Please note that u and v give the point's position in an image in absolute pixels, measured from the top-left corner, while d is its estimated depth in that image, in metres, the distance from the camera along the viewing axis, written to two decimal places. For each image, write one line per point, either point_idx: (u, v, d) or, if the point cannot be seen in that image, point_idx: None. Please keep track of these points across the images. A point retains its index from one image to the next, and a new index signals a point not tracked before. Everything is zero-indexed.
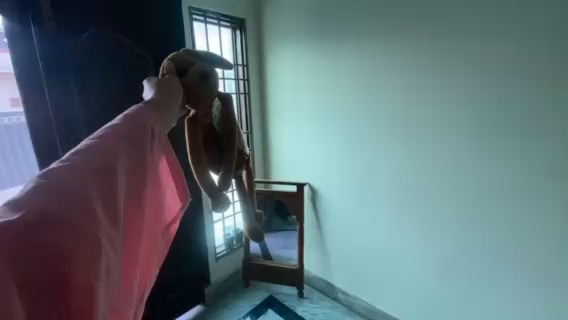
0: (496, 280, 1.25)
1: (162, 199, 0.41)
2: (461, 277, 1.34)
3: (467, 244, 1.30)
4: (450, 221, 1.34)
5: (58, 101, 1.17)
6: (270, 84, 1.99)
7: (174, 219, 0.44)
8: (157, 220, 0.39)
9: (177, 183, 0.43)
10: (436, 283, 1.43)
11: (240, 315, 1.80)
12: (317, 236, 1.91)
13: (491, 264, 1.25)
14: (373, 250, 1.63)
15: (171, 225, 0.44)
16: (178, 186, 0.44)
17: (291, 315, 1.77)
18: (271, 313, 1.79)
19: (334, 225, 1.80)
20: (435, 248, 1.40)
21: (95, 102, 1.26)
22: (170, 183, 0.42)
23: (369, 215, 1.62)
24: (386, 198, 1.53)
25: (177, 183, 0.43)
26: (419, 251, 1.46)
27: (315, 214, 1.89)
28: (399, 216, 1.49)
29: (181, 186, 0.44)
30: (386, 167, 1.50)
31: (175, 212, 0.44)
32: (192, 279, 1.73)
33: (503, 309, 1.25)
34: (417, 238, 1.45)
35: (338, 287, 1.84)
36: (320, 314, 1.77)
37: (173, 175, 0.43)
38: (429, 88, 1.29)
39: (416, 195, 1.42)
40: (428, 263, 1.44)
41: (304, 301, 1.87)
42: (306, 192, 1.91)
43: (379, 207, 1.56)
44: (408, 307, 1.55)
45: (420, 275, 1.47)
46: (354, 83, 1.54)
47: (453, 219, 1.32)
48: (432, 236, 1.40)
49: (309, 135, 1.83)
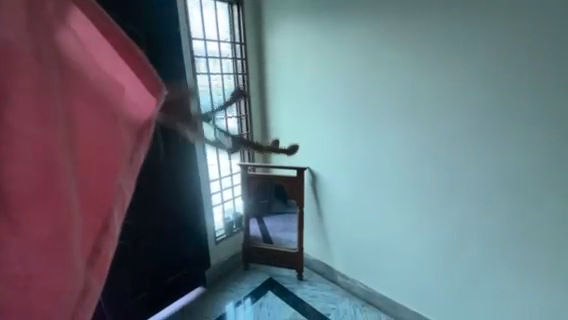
0: (499, 265, 1.24)
1: (108, 98, 0.27)
2: (465, 262, 1.33)
3: (471, 230, 1.28)
4: (452, 206, 1.31)
5: None
6: (269, 64, 1.89)
7: (144, 125, 0.31)
8: (96, 132, 0.26)
9: (133, 68, 0.29)
10: (438, 268, 1.42)
11: (240, 297, 1.81)
12: (317, 221, 1.90)
13: (494, 248, 1.24)
14: (374, 235, 1.62)
15: (142, 131, 0.31)
16: (136, 70, 0.29)
17: (290, 297, 1.78)
18: (271, 294, 1.81)
19: (335, 210, 1.79)
20: (435, 234, 1.39)
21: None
22: (120, 67, 0.28)
23: (370, 200, 1.59)
24: (389, 184, 1.49)
25: (133, 66, 0.29)
26: (421, 237, 1.44)
27: (315, 199, 1.88)
28: (400, 202, 1.47)
29: (141, 71, 0.30)
30: (389, 153, 1.46)
31: (145, 111, 0.31)
32: (191, 260, 1.78)
33: (502, 292, 1.25)
34: (419, 223, 1.44)
35: (338, 270, 1.85)
36: (319, 296, 1.78)
37: (122, 54, 0.28)
38: (432, 71, 1.26)
39: (416, 181, 1.39)
40: (431, 249, 1.42)
41: (304, 285, 1.87)
42: (306, 177, 1.88)
43: (380, 193, 1.54)
44: (410, 292, 1.54)
45: (423, 260, 1.46)
46: (355, 66, 1.49)
47: (457, 205, 1.30)
48: (435, 221, 1.38)
49: (309, 118, 1.77)
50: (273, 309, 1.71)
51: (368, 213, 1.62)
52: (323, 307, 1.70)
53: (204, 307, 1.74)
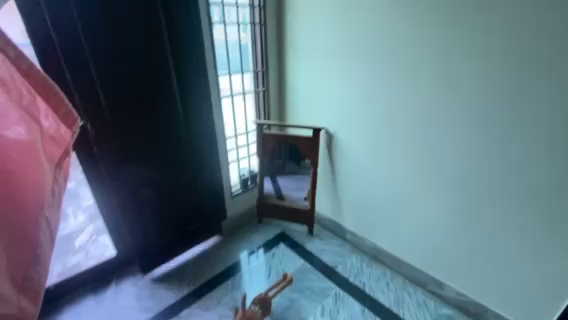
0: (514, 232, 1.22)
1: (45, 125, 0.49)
2: (478, 228, 1.32)
3: (489, 197, 1.24)
4: (474, 172, 1.26)
5: (64, 42, 1.17)
6: (290, 15, 1.78)
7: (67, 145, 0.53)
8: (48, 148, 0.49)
9: (58, 107, 0.51)
10: (450, 232, 1.42)
11: (254, 247, 1.92)
12: (331, 181, 1.93)
13: (510, 215, 1.21)
14: (388, 197, 1.62)
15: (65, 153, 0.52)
16: (61, 108, 0.51)
17: (300, 249, 1.89)
18: (283, 246, 1.91)
19: (350, 171, 1.78)
20: (449, 200, 1.38)
21: (103, 44, 1.26)
22: (46, 108, 0.49)
23: (386, 163, 1.56)
24: (408, 146, 1.44)
25: (57, 103, 0.50)
26: (436, 201, 1.42)
27: (330, 160, 1.88)
28: (416, 167, 1.44)
29: (63, 110, 0.51)
30: (410, 114, 1.39)
31: (64, 135, 0.52)
32: (208, 212, 1.89)
33: (512, 260, 1.26)
34: (436, 188, 1.41)
35: (348, 228, 1.91)
36: (328, 250, 1.87)
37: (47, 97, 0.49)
38: (466, 27, 1.14)
39: (435, 146, 1.34)
40: (445, 213, 1.41)
41: (314, 240, 1.96)
42: (322, 138, 1.88)
43: (397, 155, 1.50)
44: (418, 252, 1.58)
45: (435, 223, 1.47)
46: (384, 17, 1.35)
47: (480, 170, 1.24)
48: (453, 186, 1.34)
49: (328, 76, 1.70)
50: (284, 259, 1.82)
51: (383, 176, 1.60)
52: (331, 260, 1.80)
53: (220, 254, 1.88)
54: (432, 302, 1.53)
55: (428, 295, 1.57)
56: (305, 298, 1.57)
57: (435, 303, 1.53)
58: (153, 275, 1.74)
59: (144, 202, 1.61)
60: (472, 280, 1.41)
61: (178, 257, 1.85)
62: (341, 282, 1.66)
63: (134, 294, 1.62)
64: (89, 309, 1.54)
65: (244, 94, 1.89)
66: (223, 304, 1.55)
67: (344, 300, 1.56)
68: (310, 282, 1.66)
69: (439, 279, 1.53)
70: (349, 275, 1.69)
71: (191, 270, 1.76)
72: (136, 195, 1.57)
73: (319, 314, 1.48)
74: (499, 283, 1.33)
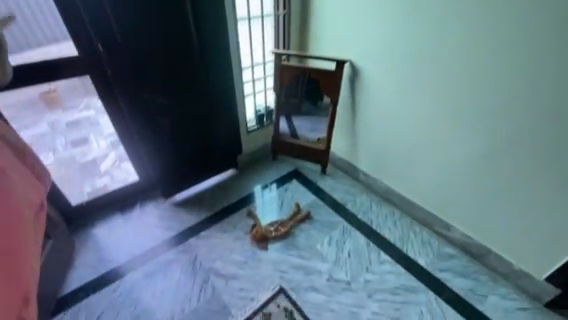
0: (537, 178, 1.18)
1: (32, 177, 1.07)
2: (500, 173, 1.29)
3: (518, 141, 1.19)
4: (507, 114, 1.18)
5: None
6: None
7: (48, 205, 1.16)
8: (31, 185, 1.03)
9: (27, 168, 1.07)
10: (469, 177, 1.40)
11: (267, 181, 1.97)
12: (350, 121, 1.85)
13: (536, 161, 1.17)
14: (409, 139, 1.56)
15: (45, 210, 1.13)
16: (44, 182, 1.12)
17: (313, 186, 1.93)
18: (296, 182, 1.96)
19: (372, 110, 1.68)
20: (475, 141, 1.31)
21: None
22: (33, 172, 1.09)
23: (413, 102, 1.47)
24: (440, 84, 1.33)
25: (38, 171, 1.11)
26: (460, 145, 1.37)
27: (352, 98, 1.77)
28: (444, 105, 1.35)
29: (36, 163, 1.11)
30: (446, 44, 1.24)
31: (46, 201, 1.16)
32: (224, 145, 1.91)
33: (530, 203, 1.24)
34: (463, 131, 1.33)
35: (362, 169, 1.90)
36: (340, 189, 1.90)
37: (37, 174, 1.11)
38: None
39: (470, 80, 1.23)
40: (468, 157, 1.37)
41: (326, 178, 1.98)
42: (346, 72, 1.73)
43: (426, 94, 1.39)
44: (431, 195, 1.58)
45: (455, 168, 1.43)
46: None
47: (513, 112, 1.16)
48: (482, 129, 1.27)
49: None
50: (297, 194, 1.88)
51: (408, 116, 1.52)
52: (342, 198, 1.85)
53: (235, 185, 1.95)
54: (436, 241, 1.60)
55: (433, 235, 1.62)
56: (314, 229, 1.66)
57: (439, 242, 1.59)
58: (174, 200, 1.86)
59: (161, 131, 1.65)
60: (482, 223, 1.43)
61: (196, 186, 1.94)
62: (349, 218, 1.73)
63: (157, 214, 1.77)
64: (119, 224, 1.71)
65: (262, 19, 1.72)
66: (238, 228, 1.68)
67: (351, 233, 1.64)
68: (319, 216, 1.74)
69: (447, 221, 1.56)
70: (358, 212, 1.76)
71: (208, 198, 1.87)
72: (154, 122, 1.61)
73: (326, 244, 1.59)
74: (510, 227, 1.34)
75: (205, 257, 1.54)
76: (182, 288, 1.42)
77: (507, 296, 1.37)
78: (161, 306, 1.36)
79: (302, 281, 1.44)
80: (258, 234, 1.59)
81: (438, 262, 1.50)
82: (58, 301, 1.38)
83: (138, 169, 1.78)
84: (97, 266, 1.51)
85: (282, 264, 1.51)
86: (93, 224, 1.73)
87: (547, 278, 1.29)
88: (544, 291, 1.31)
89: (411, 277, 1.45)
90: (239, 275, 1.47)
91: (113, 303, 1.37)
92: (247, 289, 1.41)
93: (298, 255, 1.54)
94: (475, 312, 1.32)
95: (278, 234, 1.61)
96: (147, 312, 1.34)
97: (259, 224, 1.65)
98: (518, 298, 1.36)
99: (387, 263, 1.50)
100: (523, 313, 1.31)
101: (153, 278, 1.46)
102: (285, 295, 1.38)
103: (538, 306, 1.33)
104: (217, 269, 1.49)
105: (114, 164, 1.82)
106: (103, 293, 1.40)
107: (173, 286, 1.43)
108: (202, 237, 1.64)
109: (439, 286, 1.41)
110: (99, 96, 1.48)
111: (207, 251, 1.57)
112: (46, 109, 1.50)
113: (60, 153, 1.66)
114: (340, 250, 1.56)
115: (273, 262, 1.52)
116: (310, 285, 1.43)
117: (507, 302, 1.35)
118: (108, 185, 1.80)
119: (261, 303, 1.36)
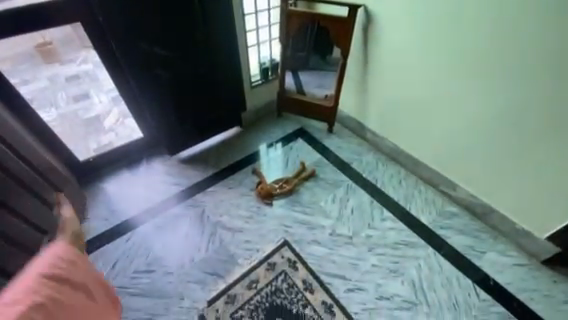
0: (554, 137, 1.15)
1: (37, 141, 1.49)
2: (516, 131, 1.24)
3: (541, 96, 1.13)
4: (534, 65, 1.10)
5: None
6: None
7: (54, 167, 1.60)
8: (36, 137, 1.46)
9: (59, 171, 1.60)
10: (482, 136, 1.35)
11: (272, 140, 1.94)
12: (360, 76, 1.74)
13: (556, 118, 1.12)
14: (422, 95, 1.49)
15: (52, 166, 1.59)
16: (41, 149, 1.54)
17: (318, 145, 1.89)
18: (301, 141, 1.92)
19: (386, 64, 1.58)
20: (492, 96, 1.25)
21: None
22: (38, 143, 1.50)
23: (431, 54, 1.37)
24: (464, 33, 1.23)
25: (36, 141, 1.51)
26: (477, 101, 1.31)
27: (364, 51, 1.65)
28: (465, 56, 1.26)
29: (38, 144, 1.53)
30: None
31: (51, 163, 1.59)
32: (228, 102, 1.84)
33: (544, 162, 1.20)
34: (482, 86, 1.27)
35: (370, 128, 1.84)
36: (345, 148, 1.87)
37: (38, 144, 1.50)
38: None
39: (497, 28, 1.14)
40: (483, 115, 1.31)
41: (332, 137, 1.94)
42: (360, 17, 1.59)
43: (447, 45, 1.30)
44: (438, 154, 1.56)
45: (468, 126, 1.38)
46: None
47: (540, 63, 1.09)
48: (502, 83, 1.21)
49: None
50: (302, 152, 1.86)
51: (424, 70, 1.43)
52: (347, 157, 1.82)
53: (240, 143, 1.93)
54: (440, 200, 1.60)
55: (437, 195, 1.62)
56: (318, 187, 1.68)
57: (442, 201, 1.59)
58: (180, 157, 1.86)
59: (162, 86, 1.57)
60: (490, 184, 1.41)
61: (200, 144, 1.92)
62: (354, 176, 1.72)
63: (164, 171, 1.79)
64: (128, 180, 1.75)
65: None
66: (243, 185, 1.70)
67: (355, 191, 1.65)
68: (324, 174, 1.74)
69: (454, 181, 1.54)
70: (363, 171, 1.74)
71: (213, 155, 1.87)
72: (155, 77, 1.53)
73: (330, 201, 1.61)
74: (517, 188, 1.33)
75: (212, 212, 1.59)
76: (191, 239, 1.49)
77: (506, 253, 1.40)
78: (171, 255, 1.44)
79: (305, 235, 1.49)
80: (262, 191, 1.62)
81: (439, 220, 1.52)
82: None
83: (141, 127, 1.74)
84: (109, 218, 1.58)
85: (286, 220, 1.55)
86: (103, 180, 1.76)
87: (548, 236, 1.30)
88: (544, 249, 1.33)
89: (412, 233, 1.48)
90: (244, 229, 1.52)
91: (126, 252, 1.46)
92: (253, 241, 1.47)
93: (302, 211, 1.58)
94: (472, 267, 1.36)
95: (282, 192, 1.64)
96: (159, 260, 1.43)
97: (264, 181, 1.67)
98: (516, 255, 1.39)
99: (389, 220, 1.53)
100: (519, 269, 1.35)
101: (163, 230, 1.53)
102: (289, 247, 1.45)
103: (535, 262, 1.37)
104: (223, 223, 1.55)
105: (117, 121, 1.82)
106: (116, 243, 1.49)
107: (182, 238, 1.50)
108: (208, 192, 1.68)
109: (438, 242, 1.44)
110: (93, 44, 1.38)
111: (213, 206, 1.62)
112: (43, 62, 1.50)
113: (62, 109, 1.67)
114: (343, 207, 1.59)
115: (278, 217, 1.56)
116: (313, 239, 1.48)
117: (505, 258, 1.39)
118: (113, 142, 1.81)
119: (266, 254, 1.43)
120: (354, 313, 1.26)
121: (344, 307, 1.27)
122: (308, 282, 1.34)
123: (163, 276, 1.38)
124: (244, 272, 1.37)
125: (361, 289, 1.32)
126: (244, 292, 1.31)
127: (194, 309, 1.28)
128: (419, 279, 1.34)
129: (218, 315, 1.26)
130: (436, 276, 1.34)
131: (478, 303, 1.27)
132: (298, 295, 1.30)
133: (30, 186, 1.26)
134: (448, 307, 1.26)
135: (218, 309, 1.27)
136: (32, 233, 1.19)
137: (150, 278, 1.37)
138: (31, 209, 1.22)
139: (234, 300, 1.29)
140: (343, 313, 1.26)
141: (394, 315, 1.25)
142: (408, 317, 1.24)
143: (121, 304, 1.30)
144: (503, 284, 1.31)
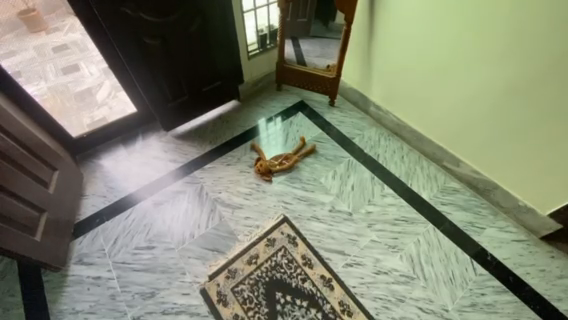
0: (556, 119, 1.10)
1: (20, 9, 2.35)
2: (524, 110, 1.17)
3: (548, 76, 1.05)
4: (548, 39, 1.00)
5: None
6: None
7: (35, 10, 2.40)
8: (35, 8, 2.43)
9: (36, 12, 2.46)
10: (487, 115, 1.29)
11: (271, 114, 1.87)
12: (365, 44, 1.63)
13: (559, 100, 1.06)
14: (426, 69, 1.41)
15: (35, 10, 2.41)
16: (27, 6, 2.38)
17: (319, 120, 1.82)
18: (301, 116, 1.85)
19: (390, 34, 1.46)
20: (495, 74, 1.19)
21: None
22: None
23: (438, 26, 1.26)
24: (471, 5, 1.12)
25: None
26: (484, 78, 1.23)
27: (370, 15, 1.51)
28: (468, 31, 1.18)
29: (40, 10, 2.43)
30: None
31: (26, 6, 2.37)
32: (224, 74, 1.76)
33: (546, 141, 1.16)
34: (491, 61, 1.17)
35: (373, 101, 1.76)
36: (347, 123, 1.80)
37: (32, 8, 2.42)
38: None
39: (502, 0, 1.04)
40: (490, 92, 1.24)
41: (334, 111, 1.86)
42: None
43: (455, 15, 1.18)
44: (440, 132, 1.51)
45: (474, 104, 1.31)
46: None
47: (555, 37, 0.98)
48: (506, 61, 1.13)
49: None
50: (302, 127, 1.80)
51: (430, 43, 1.33)
52: (349, 132, 1.76)
53: (238, 117, 1.87)
54: (442, 177, 1.58)
55: (440, 171, 1.60)
56: (318, 163, 1.64)
57: (445, 178, 1.57)
58: (175, 133, 1.81)
59: (153, 59, 1.48)
60: (493, 162, 1.38)
61: (197, 119, 1.88)
62: (355, 152, 1.68)
63: (160, 147, 1.75)
64: (124, 156, 1.71)
65: None
66: (242, 162, 1.67)
67: (356, 167, 1.62)
68: (324, 150, 1.69)
69: (458, 158, 1.50)
70: (364, 147, 1.70)
71: (211, 130, 1.81)
72: (144, 48, 1.42)
73: (330, 177, 1.59)
74: (519, 167, 1.29)
75: (211, 189, 1.58)
76: (190, 216, 1.49)
77: (505, 229, 1.41)
78: (172, 231, 1.45)
79: (305, 211, 1.49)
80: (261, 167, 1.58)
81: (440, 195, 1.51)
82: (76, 227, 1.48)
83: (134, 101, 1.67)
84: (108, 195, 1.57)
85: (285, 196, 1.54)
86: (98, 156, 1.72)
87: (550, 213, 1.28)
88: (545, 226, 1.32)
89: (412, 209, 1.47)
90: (243, 205, 1.52)
91: (127, 228, 1.47)
92: (253, 218, 1.47)
93: (301, 187, 1.56)
94: (470, 242, 1.37)
95: (281, 169, 1.60)
96: (159, 236, 1.44)
97: (263, 157, 1.63)
98: (515, 231, 1.40)
99: (390, 196, 1.52)
100: (517, 244, 1.36)
101: (163, 207, 1.52)
102: (288, 224, 1.45)
103: (534, 238, 1.37)
104: (223, 200, 1.54)
105: (111, 94, 1.95)
106: (116, 220, 1.49)
107: (181, 215, 1.50)
108: (207, 169, 1.65)
109: (438, 218, 1.44)
110: (76, 15, 1.23)
111: (212, 183, 1.60)
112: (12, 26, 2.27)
113: (52, 81, 2.02)
114: (343, 183, 1.57)
115: (277, 193, 1.55)
116: (313, 215, 1.47)
117: (504, 234, 1.39)
118: (107, 118, 1.83)
119: (266, 230, 1.43)
120: (352, 286, 1.29)
121: (343, 281, 1.30)
122: (307, 257, 1.36)
123: (164, 252, 1.40)
124: (244, 248, 1.38)
125: (360, 264, 1.34)
126: (244, 268, 1.34)
127: (195, 283, 1.31)
128: (418, 254, 1.35)
129: (220, 289, 1.29)
130: (434, 251, 1.35)
131: (474, 277, 1.29)
132: (297, 270, 1.33)
133: (26, 166, 1.25)
134: (445, 281, 1.28)
135: (219, 284, 1.30)
136: (27, 210, 1.23)
137: (151, 254, 1.39)
138: (28, 188, 1.24)
139: (235, 275, 1.32)
140: (342, 287, 1.29)
141: (391, 288, 1.28)
142: (404, 290, 1.27)
143: (124, 279, 1.33)
144: (501, 259, 1.33)
